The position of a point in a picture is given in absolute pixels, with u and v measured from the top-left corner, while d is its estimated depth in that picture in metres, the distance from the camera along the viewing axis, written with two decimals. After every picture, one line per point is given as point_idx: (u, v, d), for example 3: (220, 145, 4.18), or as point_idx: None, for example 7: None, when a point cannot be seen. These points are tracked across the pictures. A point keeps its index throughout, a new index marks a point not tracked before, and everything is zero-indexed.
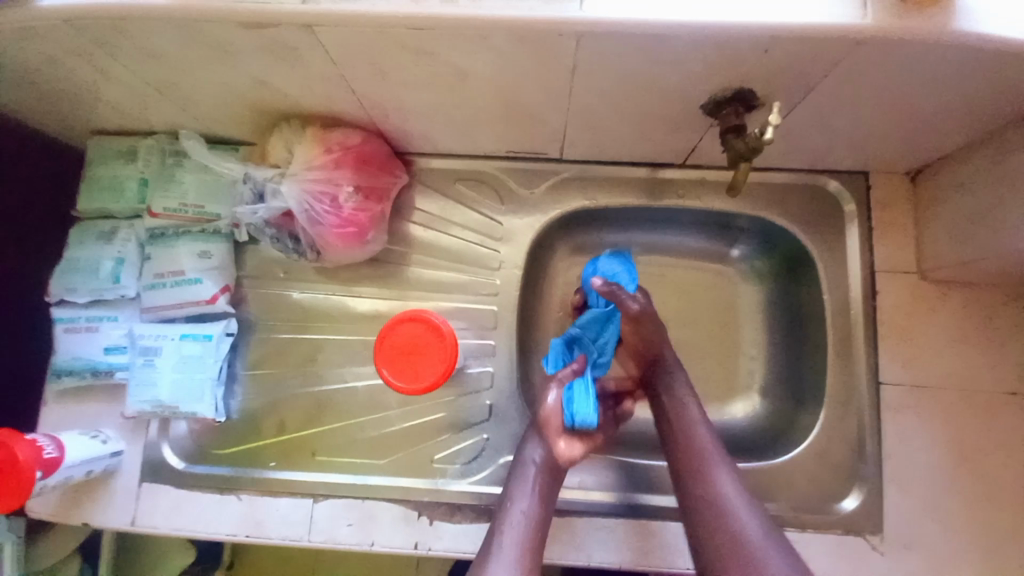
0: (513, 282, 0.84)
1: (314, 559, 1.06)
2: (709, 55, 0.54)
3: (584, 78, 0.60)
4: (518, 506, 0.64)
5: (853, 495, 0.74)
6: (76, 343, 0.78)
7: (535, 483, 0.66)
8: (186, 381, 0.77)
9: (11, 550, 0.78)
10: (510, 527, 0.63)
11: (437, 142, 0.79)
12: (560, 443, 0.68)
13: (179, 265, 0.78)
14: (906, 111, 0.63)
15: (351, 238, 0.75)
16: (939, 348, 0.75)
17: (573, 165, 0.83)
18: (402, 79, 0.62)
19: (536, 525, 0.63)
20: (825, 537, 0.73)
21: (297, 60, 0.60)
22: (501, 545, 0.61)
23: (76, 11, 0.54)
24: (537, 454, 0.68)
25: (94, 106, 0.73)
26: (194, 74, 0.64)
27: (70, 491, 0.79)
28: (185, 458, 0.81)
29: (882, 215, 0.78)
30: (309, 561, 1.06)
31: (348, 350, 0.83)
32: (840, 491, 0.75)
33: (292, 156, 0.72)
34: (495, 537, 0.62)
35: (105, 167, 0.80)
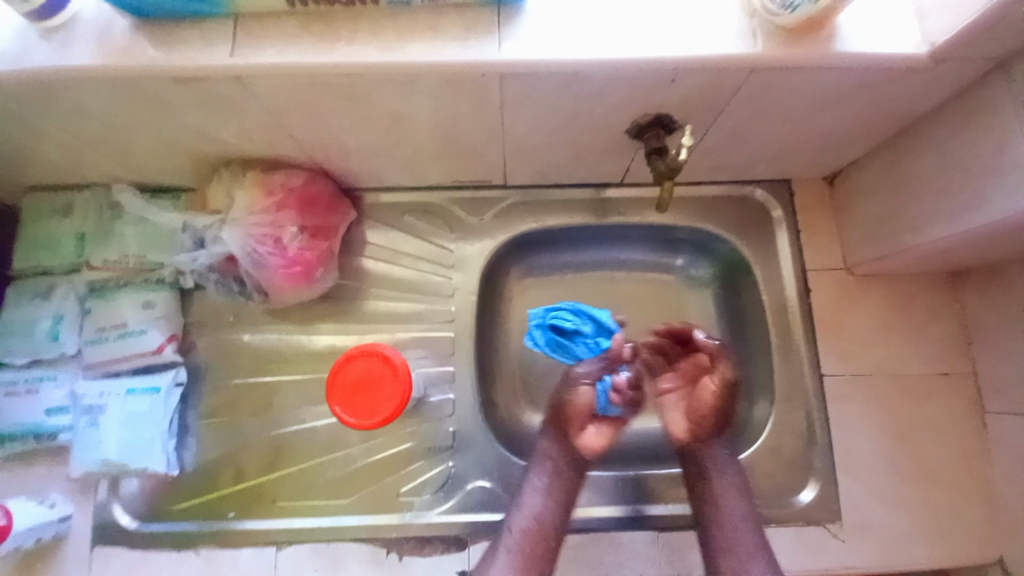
0: (468, 308, 0.85)
1: None
2: (624, 88, 0.58)
3: (513, 113, 0.63)
4: (526, 504, 0.71)
5: (808, 487, 0.78)
6: (13, 408, 0.75)
7: (547, 484, 0.72)
8: (135, 437, 0.75)
9: None
10: (515, 524, 0.71)
11: (382, 178, 0.81)
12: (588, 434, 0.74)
13: (122, 317, 0.76)
14: (811, 126, 0.68)
15: (299, 278, 0.76)
16: (870, 339, 0.80)
17: (518, 190, 0.86)
18: (339, 122, 0.64)
19: (545, 520, 0.71)
20: (784, 529, 0.76)
21: (233, 110, 0.61)
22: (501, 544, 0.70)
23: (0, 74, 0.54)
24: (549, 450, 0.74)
25: (28, 162, 0.73)
26: (129, 128, 0.64)
27: (13, 565, 0.74)
28: (139, 517, 0.78)
29: (806, 218, 0.84)
30: None
31: (306, 389, 0.82)
32: (795, 485, 0.78)
33: (233, 201, 0.72)
34: (501, 535, 0.71)
35: (41, 223, 0.78)
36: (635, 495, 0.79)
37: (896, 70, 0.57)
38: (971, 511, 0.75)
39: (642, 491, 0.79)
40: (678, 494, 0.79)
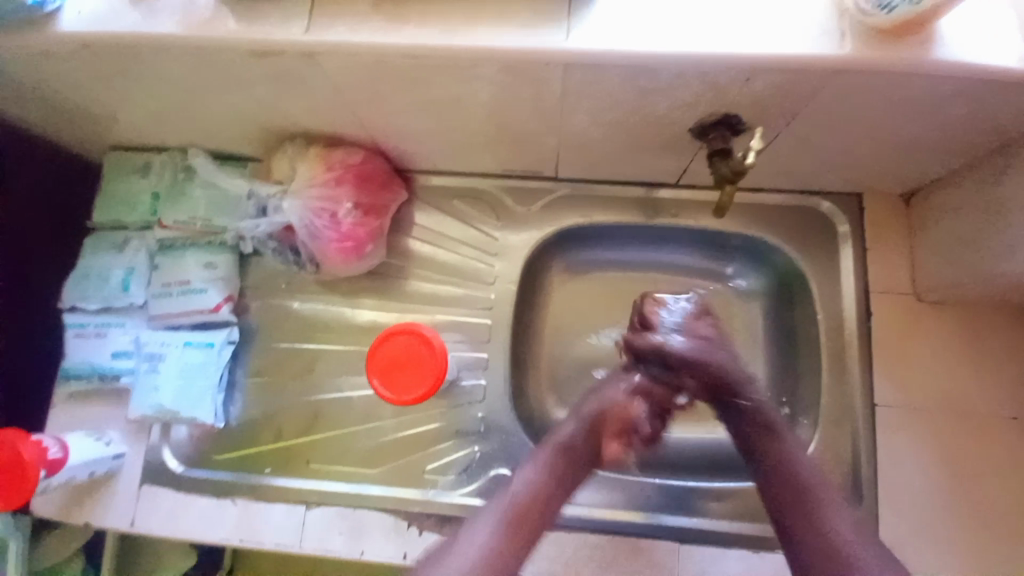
0: (507, 297, 0.85)
1: (308, 565, 1.09)
2: (692, 84, 0.56)
3: (573, 104, 0.62)
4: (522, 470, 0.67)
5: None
6: (86, 348, 0.82)
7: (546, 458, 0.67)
8: (188, 387, 0.80)
9: (12, 549, 0.80)
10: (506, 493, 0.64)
11: (436, 161, 0.82)
12: (610, 448, 0.71)
13: (186, 275, 0.81)
14: (890, 137, 0.64)
15: (349, 252, 0.78)
16: (933, 371, 0.75)
17: (569, 184, 0.85)
18: (400, 103, 0.65)
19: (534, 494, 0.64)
20: None
21: (303, 86, 0.63)
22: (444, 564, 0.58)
23: (99, 38, 0.58)
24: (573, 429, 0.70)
25: (115, 123, 0.78)
26: (206, 96, 0.67)
27: (73, 491, 0.82)
28: (185, 462, 0.83)
29: (875, 237, 0.79)
30: (304, 567, 1.09)
31: (346, 360, 0.85)
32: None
33: (294, 173, 0.75)
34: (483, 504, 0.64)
35: (122, 181, 0.84)
36: (660, 503, 0.79)
37: (997, 83, 0.52)
38: None
39: (676, 498, 0.79)
40: (708, 509, 0.78)
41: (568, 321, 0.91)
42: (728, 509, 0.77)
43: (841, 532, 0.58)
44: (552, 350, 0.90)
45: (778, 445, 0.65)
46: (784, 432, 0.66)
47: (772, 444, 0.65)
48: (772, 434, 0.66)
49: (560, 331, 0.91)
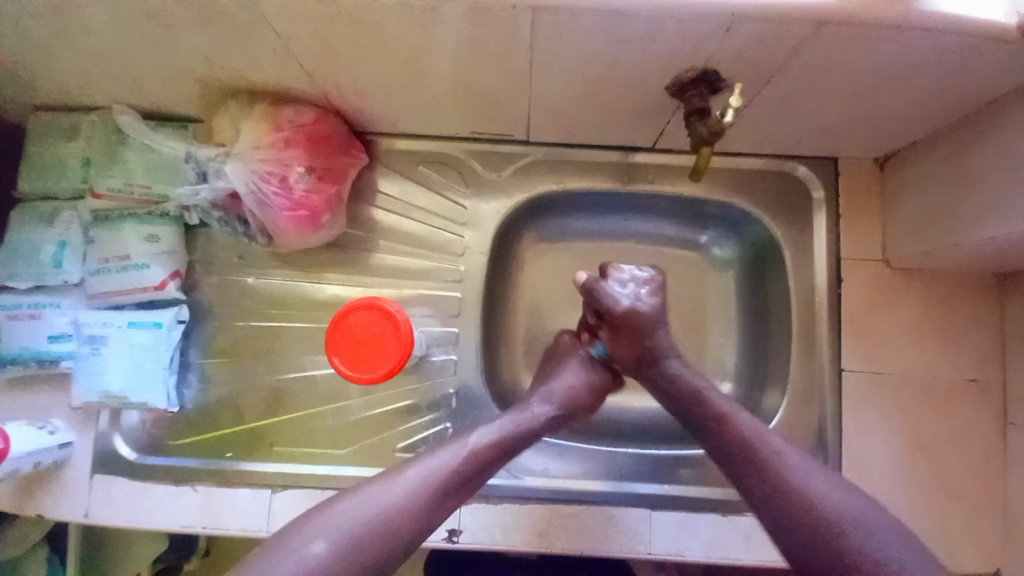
0: (478, 268, 0.82)
1: None
2: (668, 35, 0.52)
3: (541, 57, 0.57)
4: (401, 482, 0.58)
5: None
6: (19, 330, 0.75)
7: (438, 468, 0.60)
8: (136, 370, 0.74)
9: None
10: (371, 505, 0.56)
11: (397, 122, 0.76)
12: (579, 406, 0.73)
13: (125, 249, 0.74)
14: (869, 97, 0.62)
15: (304, 222, 0.72)
16: (900, 335, 0.75)
17: (541, 148, 0.81)
18: (352, 54, 0.59)
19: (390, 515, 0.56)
20: None
21: (241, 34, 0.57)
22: (355, 497, 0.57)
23: None
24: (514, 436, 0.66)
25: (30, 78, 0.70)
26: (130, 46, 0.60)
27: (18, 484, 0.76)
28: (139, 449, 0.78)
29: (849, 202, 0.77)
30: None
31: (307, 337, 0.81)
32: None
33: (238, 135, 0.68)
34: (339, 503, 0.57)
35: (46, 146, 0.77)
36: (629, 472, 0.78)
37: (982, 38, 0.50)
38: (984, 523, 0.72)
39: (654, 467, 0.78)
40: (680, 476, 0.78)
41: (540, 294, 0.88)
42: (704, 474, 0.77)
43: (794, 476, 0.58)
44: (525, 323, 0.88)
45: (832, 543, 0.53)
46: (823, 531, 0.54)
47: (763, 468, 0.59)
48: (812, 510, 0.55)
49: (534, 304, 0.88)
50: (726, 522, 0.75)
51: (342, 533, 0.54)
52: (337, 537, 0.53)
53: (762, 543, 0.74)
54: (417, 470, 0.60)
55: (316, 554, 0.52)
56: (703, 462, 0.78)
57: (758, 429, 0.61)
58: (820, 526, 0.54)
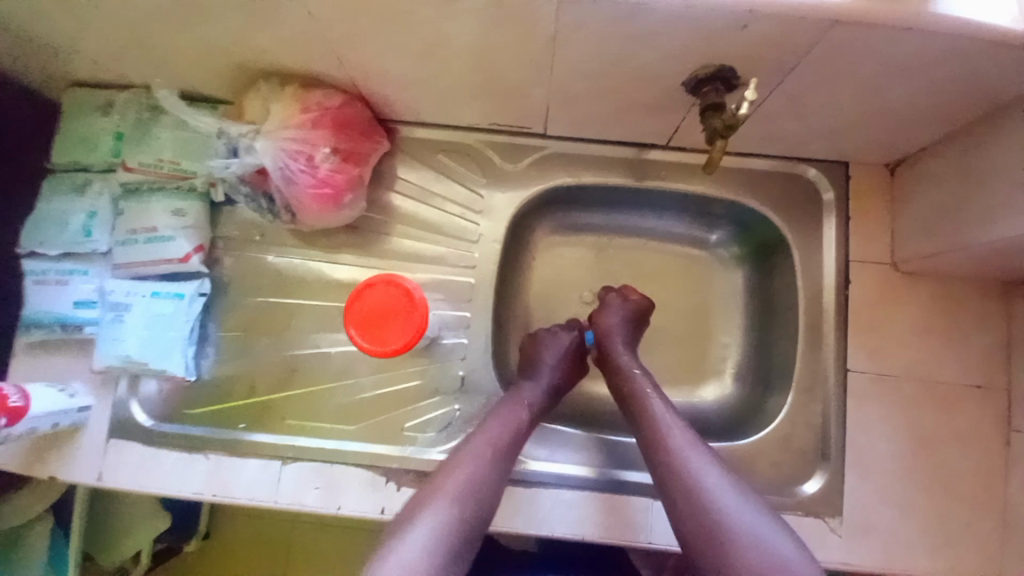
0: (491, 255, 0.84)
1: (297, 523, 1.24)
2: (688, 29, 0.54)
3: (563, 47, 0.59)
4: (460, 469, 0.61)
5: (816, 478, 0.76)
6: (46, 295, 0.77)
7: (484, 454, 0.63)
8: (156, 339, 0.76)
9: None
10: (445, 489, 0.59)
11: (419, 110, 0.79)
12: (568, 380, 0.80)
13: (152, 221, 0.77)
14: (880, 98, 0.63)
15: (327, 201, 0.74)
16: (905, 338, 0.76)
17: (557, 142, 0.83)
18: (380, 38, 0.61)
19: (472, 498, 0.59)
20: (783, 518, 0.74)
21: (276, 15, 0.59)
22: (454, 467, 0.61)
23: None
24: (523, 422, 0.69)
25: (70, 53, 0.73)
26: (168, 24, 0.63)
27: (35, 445, 0.79)
28: (155, 416, 0.81)
29: (858, 206, 0.79)
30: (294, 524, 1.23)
31: (323, 315, 0.83)
32: (803, 474, 0.76)
33: (268, 114, 0.71)
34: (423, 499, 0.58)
35: (81, 119, 0.80)
36: (627, 461, 0.80)
37: (994, 42, 0.51)
38: (983, 527, 0.73)
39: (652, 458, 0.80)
40: None
41: (550, 284, 0.91)
42: None
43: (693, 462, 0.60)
44: (534, 312, 0.90)
45: (688, 497, 0.57)
46: (687, 489, 0.58)
47: (657, 441, 0.63)
48: (684, 476, 0.59)
49: (542, 295, 0.90)
50: None
51: (463, 493, 0.58)
52: (461, 498, 0.58)
53: None
54: (489, 435, 0.65)
55: (451, 516, 0.56)
56: None
57: (665, 411, 0.66)
58: (686, 488, 0.58)
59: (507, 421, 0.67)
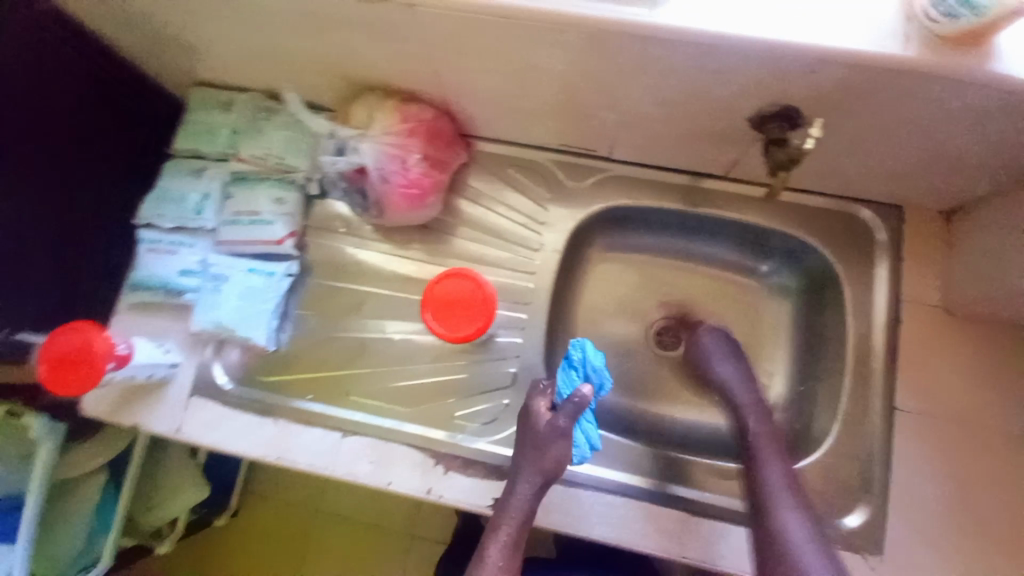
0: (550, 264, 0.90)
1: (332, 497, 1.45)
2: (761, 70, 0.60)
3: (643, 78, 0.66)
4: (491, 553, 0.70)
5: (857, 512, 0.75)
6: (156, 261, 0.88)
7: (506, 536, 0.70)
8: (247, 309, 0.85)
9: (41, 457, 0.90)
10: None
11: (499, 128, 0.87)
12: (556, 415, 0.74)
13: (256, 206, 0.88)
14: (940, 145, 0.67)
15: (414, 199, 0.83)
16: (955, 382, 0.77)
17: (621, 166, 0.89)
18: (478, 61, 0.70)
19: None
20: None
21: (395, 35, 0.68)
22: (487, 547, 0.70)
23: None
24: (530, 489, 0.72)
25: (210, 57, 0.85)
26: (302, 38, 0.74)
27: (127, 393, 0.88)
28: (234, 380, 0.89)
29: (911, 248, 0.81)
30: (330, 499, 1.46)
31: (392, 305, 0.91)
32: (844, 506, 0.76)
33: (371, 121, 0.80)
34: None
35: (204, 113, 0.92)
36: (665, 474, 0.83)
37: None
38: None
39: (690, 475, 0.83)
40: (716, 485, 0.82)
41: (602, 299, 0.97)
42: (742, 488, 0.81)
43: (789, 525, 0.69)
44: (583, 323, 0.96)
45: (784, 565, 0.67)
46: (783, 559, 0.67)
47: (766, 507, 0.72)
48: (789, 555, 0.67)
49: (594, 307, 0.97)
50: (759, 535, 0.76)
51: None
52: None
53: None
54: (518, 498, 0.72)
55: None
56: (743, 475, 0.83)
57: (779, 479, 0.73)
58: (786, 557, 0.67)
59: (518, 493, 0.71)
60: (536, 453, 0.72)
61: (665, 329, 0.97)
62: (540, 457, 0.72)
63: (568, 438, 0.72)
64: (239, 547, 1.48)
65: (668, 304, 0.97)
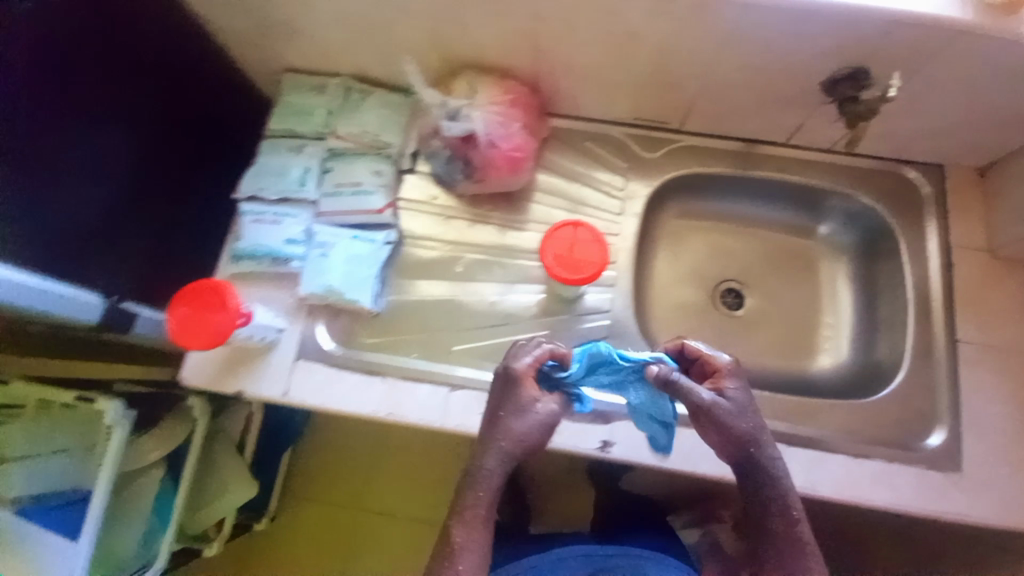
0: (631, 228, 0.98)
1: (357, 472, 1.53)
2: (840, 32, 0.71)
3: (734, 45, 0.76)
4: (474, 534, 0.64)
5: (937, 432, 0.83)
6: (262, 231, 0.92)
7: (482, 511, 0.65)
8: (354, 273, 0.91)
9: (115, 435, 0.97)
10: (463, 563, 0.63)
11: (580, 104, 0.95)
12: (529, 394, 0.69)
13: (357, 178, 0.94)
14: (984, 100, 0.78)
15: (514, 165, 0.90)
16: (1006, 315, 0.87)
17: (691, 137, 0.98)
18: (583, 34, 0.79)
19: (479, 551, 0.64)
20: (909, 468, 0.81)
21: (513, 11, 0.77)
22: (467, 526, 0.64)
23: None
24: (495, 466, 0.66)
25: (314, 43, 0.92)
26: (418, 18, 0.82)
27: (228, 360, 0.90)
28: (338, 342, 0.93)
29: (954, 201, 0.92)
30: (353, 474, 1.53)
31: (485, 270, 0.97)
32: (925, 429, 0.84)
33: (474, 93, 0.87)
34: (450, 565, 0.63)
35: (299, 95, 0.98)
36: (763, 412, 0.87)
37: None
38: None
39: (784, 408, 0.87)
40: (812, 420, 0.86)
41: (673, 264, 1.05)
42: (833, 420, 0.86)
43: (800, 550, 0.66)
44: (658, 285, 1.04)
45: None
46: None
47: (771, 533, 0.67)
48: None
49: (667, 271, 1.05)
50: (858, 462, 0.81)
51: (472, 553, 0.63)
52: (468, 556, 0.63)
53: (891, 486, 0.80)
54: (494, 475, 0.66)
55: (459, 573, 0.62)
56: (835, 410, 0.86)
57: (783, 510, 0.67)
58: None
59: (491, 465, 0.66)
60: (514, 429, 0.66)
61: (729, 291, 1.05)
62: (515, 430, 0.67)
63: (551, 425, 0.68)
64: (273, 541, 1.49)
65: (733, 266, 1.06)
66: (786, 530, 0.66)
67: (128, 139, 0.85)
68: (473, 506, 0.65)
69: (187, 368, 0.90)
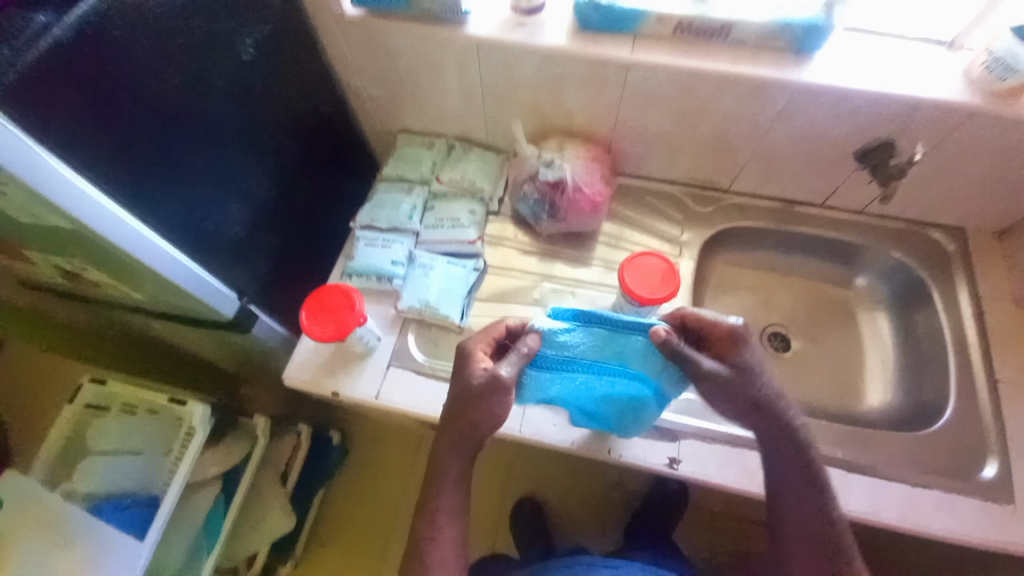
0: (688, 269, 1.11)
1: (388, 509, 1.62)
2: (868, 112, 0.89)
3: (779, 118, 0.94)
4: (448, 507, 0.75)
5: (991, 464, 0.88)
6: (372, 252, 1.08)
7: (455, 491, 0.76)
8: (447, 291, 1.04)
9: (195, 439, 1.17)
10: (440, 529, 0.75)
11: (645, 165, 1.14)
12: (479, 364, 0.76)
13: (455, 214, 1.11)
14: (993, 170, 0.93)
15: (594, 208, 1.08)
16: None
17: (739, 197, 1.15)
18: (658, 106, 0.99)
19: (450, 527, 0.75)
20: (970, 499, 0.84)
21: (601, 88, 0.98)
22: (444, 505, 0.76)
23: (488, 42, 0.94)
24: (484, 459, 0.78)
25: (429, 109, 1.14)
26: (522, 91, 1.03)
27: (327, 363, 1.01)
28: (426, 353, 1.03)
29: (978, 258, 1.04)
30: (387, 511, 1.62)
31: (559, 298, 1.09)
32: (979, 462, 0.89)
33: (562, 151, 1.08)
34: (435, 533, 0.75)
35: (410, 148, 1.18)
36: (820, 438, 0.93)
37: None
38: None
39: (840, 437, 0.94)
40: (868, 449, 0.92)
41: (724, 306, 1.17)
42: (888, 450, 0.91)
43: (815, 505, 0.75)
44: None
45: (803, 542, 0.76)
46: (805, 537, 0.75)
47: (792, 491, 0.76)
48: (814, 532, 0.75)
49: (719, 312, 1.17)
50: (918, 491, 0.85)
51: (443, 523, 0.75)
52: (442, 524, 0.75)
53: (953, 516, 0.83)
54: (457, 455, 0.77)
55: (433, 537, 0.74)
56: (889, 441, 0.92)
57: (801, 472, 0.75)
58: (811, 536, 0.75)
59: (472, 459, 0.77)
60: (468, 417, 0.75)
61: (775, 334, 1.16)
62: (456, 439, 0.77)
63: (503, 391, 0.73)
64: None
65: (778, 312, 1.19)
66: (798, 483, 0.76)
67: (276, 173, 1.03)
68: (435, 505, 0.76)
69: (290, 370, 1.02)
